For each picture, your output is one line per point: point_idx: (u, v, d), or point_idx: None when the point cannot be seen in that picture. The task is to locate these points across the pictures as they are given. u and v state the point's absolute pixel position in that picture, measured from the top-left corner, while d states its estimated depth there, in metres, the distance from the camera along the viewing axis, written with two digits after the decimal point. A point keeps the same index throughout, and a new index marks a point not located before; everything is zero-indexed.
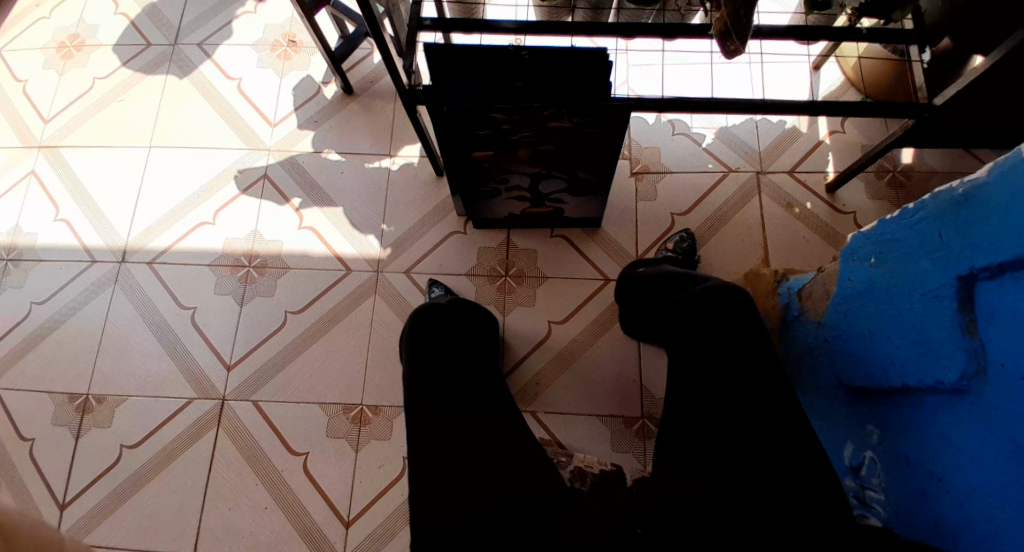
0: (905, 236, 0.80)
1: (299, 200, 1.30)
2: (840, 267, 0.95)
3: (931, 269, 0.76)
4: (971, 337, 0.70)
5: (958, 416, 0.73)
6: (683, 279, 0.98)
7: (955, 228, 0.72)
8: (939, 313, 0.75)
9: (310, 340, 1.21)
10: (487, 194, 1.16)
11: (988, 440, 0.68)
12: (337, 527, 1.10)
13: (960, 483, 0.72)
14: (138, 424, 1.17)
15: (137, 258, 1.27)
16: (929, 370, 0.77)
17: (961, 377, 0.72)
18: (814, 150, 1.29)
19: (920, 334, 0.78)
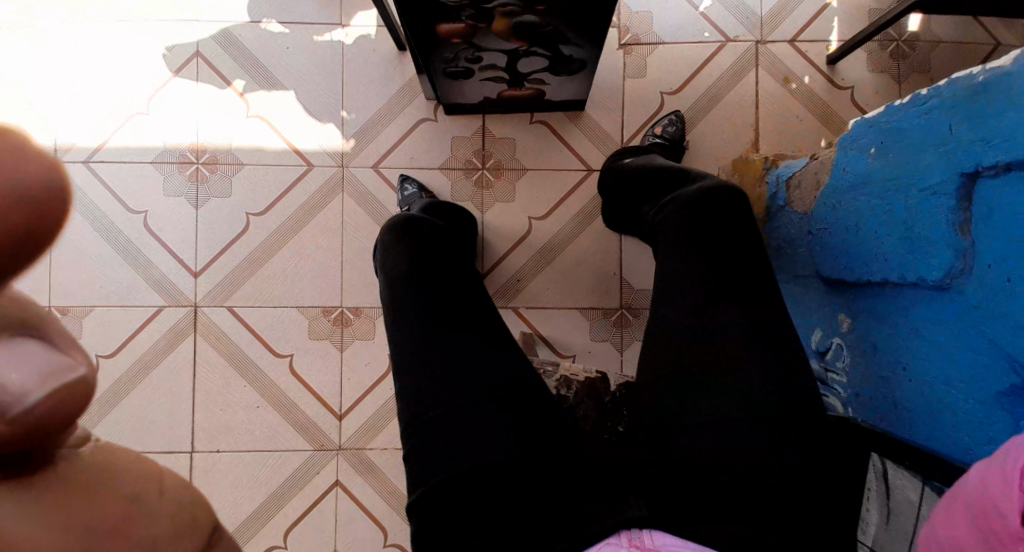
0: (910, 127, 0.71)
1: (242, 82, 1.14)
2: (834, 159, 0.84)
3: (932, 163, 0.67)
4: (962, 236, 0.64)
5: (936, 314, 0.68)
6: (667, 179, 0.89)
7: (968, 121, 0.63)
8: (932, 211, 0.67)
9: (279, 242, 1.14)
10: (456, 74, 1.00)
11: (962, 341, 0.64)
12: (331, 421, 1.11)
13: (925, 375, 0.70)
14: (111, 334, 1.12)
15: (73, 157, 1.14)
16: (912, 268, 0.70)
17: (945, 275, 0.66)
18: (819, 14, 1.16)
19: (910, 231, 0.70)
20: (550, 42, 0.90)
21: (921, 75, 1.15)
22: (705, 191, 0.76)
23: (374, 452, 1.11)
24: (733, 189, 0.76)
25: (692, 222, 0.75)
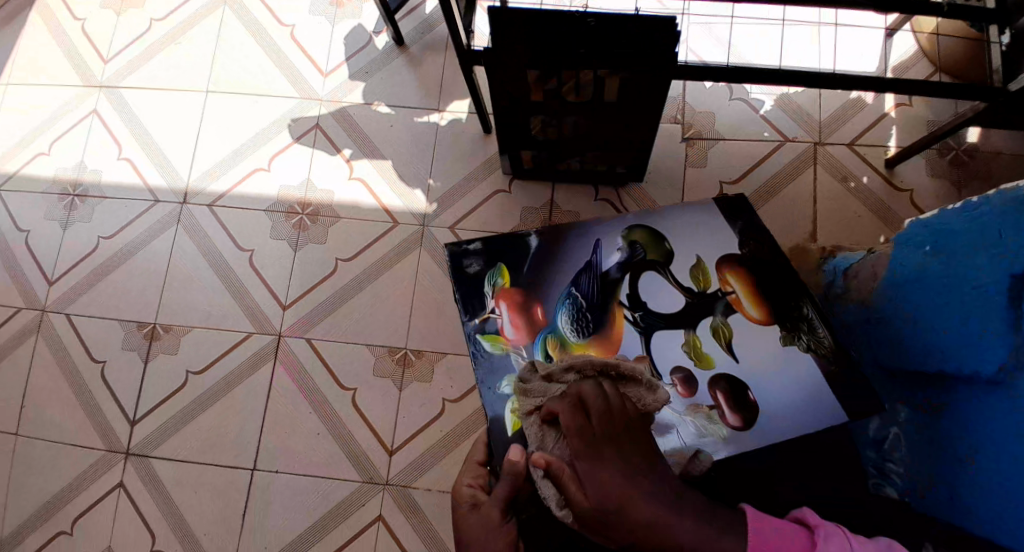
0: (963, 229, 0.82)
1: (349, 151, 1.34)
2: (893, 253, 0.95)
3: (987, 263, 0.77)
4: (1014, 334, 0.73)
5: (999, 406, 0.75)
6: (766, 313, 0.84)
7: (1018, 226, 0.74)
8: (985, 304, 0.77)
9: (359, 284, 1.26)
10: (489, 388, 0.80)
11: (1016, 423, 0.73)
12: (382, 456, 1.15)
13: (992, 467, 0.76)
14: (202, 353, 1.26)
15: (199, 200, 1.35)
16: (964, 361, 0.79)
17: (998, 370, 0.74)
18: (877, 123, 1.25)
19: (963, 322, 0.79)
20: (613, 149, 1.14)
21: (984, 181, 1.19)
22: (608, 344, 0.84)
23: (418, 493, 1.13)
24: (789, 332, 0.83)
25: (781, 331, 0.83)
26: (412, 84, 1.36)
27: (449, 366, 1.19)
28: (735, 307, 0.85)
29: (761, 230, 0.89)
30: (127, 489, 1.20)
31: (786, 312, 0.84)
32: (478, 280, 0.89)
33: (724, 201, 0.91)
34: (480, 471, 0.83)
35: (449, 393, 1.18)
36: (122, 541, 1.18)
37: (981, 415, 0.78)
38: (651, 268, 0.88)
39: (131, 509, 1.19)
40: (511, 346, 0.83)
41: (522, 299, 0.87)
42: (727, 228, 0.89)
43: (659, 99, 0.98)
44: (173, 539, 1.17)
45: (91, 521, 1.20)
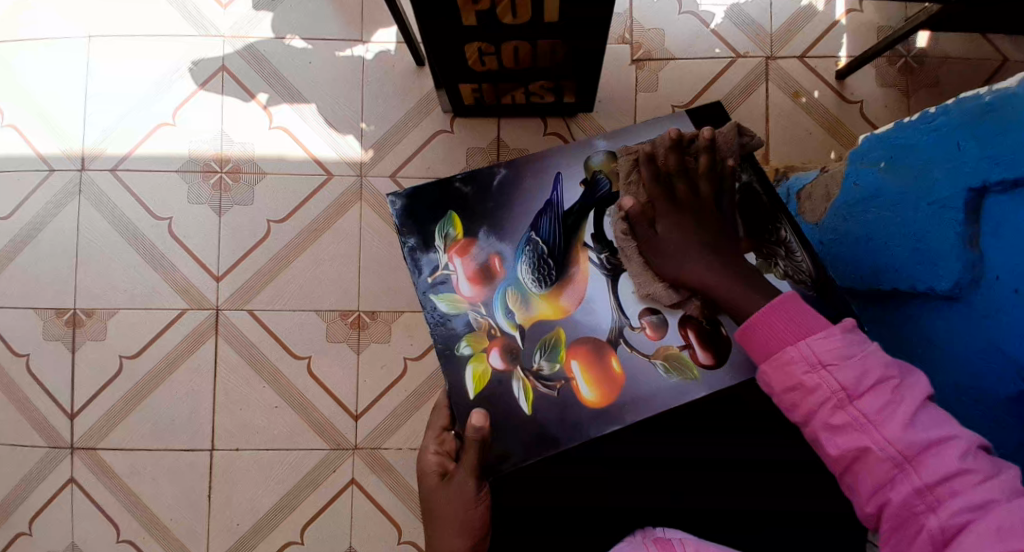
0: (920, 143, 0.81)
1: (265, 95, 1.19)
2: (846, 170, 0.94)
3: (943, 179, 0.76)
4: (970, 247, 0.73)
5: (952, 320, 0.77)
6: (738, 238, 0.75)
7: (976, 137, 0.72)
8: (941, 222, 0.76)
9: (298, 246, 1.17)
10: (447, 355, 0.76)
11: (971, 338, 0.75)
12: (346, 422, 1.13)
13: (948, 380, 0.80)
14: (136, 335, 1.17)
15: (100, 165, 1.19)
16: (923, 278, 0.80)
17: (953, 286, 0.75)
18: (829, 31, 1.19)
19: (920, 242, 0.80)
20: (559, 74, 1.01)
21: (931, 89, 1.18)
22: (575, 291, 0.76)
23: (388, 453, 1.12)
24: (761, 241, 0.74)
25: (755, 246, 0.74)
26: (327, 11, 1.20)
27: (406, 325, 1.15)
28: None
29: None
30: (80, 482, 1.15)
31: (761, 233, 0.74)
32: (429, 228, 0.81)
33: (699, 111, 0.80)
34: (444, 436, 0.83)
35: (409, 352, 1.14)
36: (85, 535, 1.15)
37: (940, 328, 0.80)
38: (620, 200, 0.78)
39: (90, 502, 1.15)
40: (471, 304, 0.77)
41: (479, 250, 0.79)
42: None
43: (601, 32, 0.88)
44: (139, 526, 1.14)
45: (47, 519, 1.16)
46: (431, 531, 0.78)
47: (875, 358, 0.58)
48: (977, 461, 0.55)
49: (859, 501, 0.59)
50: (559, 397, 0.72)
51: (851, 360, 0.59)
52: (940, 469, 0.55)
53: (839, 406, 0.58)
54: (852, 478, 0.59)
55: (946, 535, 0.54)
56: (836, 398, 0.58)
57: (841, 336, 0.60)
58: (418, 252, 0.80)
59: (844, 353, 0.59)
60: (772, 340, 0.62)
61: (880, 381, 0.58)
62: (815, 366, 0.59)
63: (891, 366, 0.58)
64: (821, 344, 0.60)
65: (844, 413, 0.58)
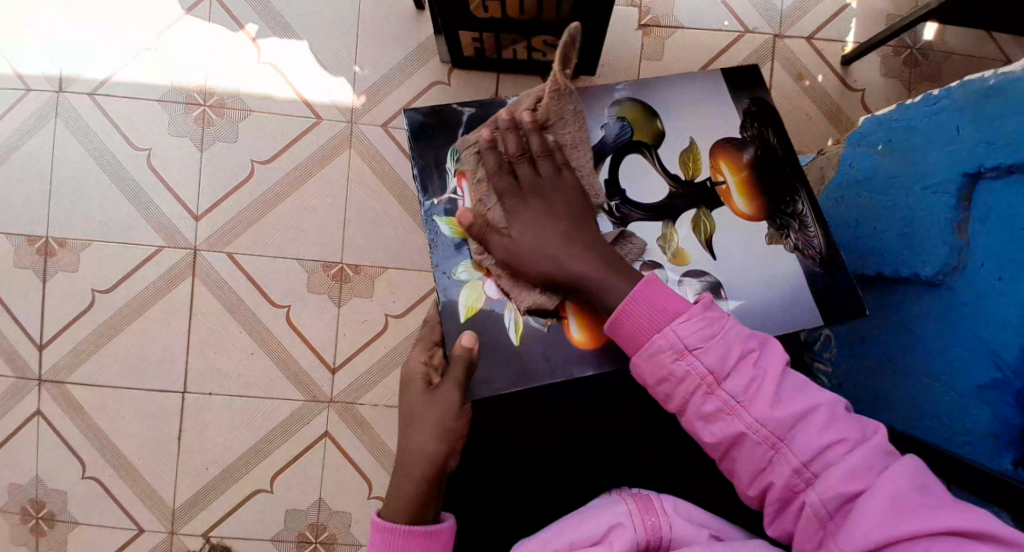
0: (920, 125, 0.82)
1: (255, 28, 1.13)
2: (843, 152, 0.95)
3: (939, 163, 0.79)
4: (959, 234, 0.76)
5: (929, 306, 0.80)
6: (754, 205, 0.78)
7: (978, 123, 0.75)
8: (933, 206, 0.79)
9: (283, 191, 1.13)
10: (444, 272, 0.75)
11: (947, 326, 0.77)
12: (323, 374, 1.13)
13: (913, 367, 0.82)
14: (109, 270, 1.14)
15: (77, 88, 1.14)
16: (908, 262, 0.81)
17: (937, 272, 0.77)
18: (838, 14, 1.18)
19: (911, 228, 0.81)
20: (563, 30, 0.97)
21: (931, 83, 1.17)
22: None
23: (364, 406, 1.12)
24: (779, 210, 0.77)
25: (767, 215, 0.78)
26: None
27: (390, 280, 1.13)
28: (722, 199, 0.78)
29: (767, 112, 0.81)
30: (47, 415, 1.13)
31: (777, 203, 0.78)
32: (441, 149, 0.79)
33: (730, 77, 0.82)
34: (434, 350, 0.84)
35: (391, 308, 1.13)
36: (50, 468, 1.13)
37: (916, 314, 0.82)
38: (636, 151, 0.80)
39: (56, 435, 1.13)
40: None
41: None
42: (730, 107, 0.81)
43: None
44: (106, 463, 1.13)
45: (11, 450, 1.14)
46: (402, 433, 0.77)
47: (735, 337, 0.60)
48: (847, 428, 0.57)
49: (744, 484, 0.61)
50: (549, 332, 0.73)
51: (713, 342, 0.60)
52: (812, 443, 0.57)
53: (709, 392, 0.60)
54: (734, 464, 0.61)
55: (829, 507, 0.55)
56: (706, 384, 0.60)
57: (699, 316, 0.61)
58: (425, 171, 0.79)
59: (707, 335, 0.60)
60: (645, 327, 0.63)
61: (743, 359, 0.60)
62: (682, 353, 0.60)
63: (749, 340, 0.61)
64: (685, 328, 0.61)
65: (714, 400, 0.59)
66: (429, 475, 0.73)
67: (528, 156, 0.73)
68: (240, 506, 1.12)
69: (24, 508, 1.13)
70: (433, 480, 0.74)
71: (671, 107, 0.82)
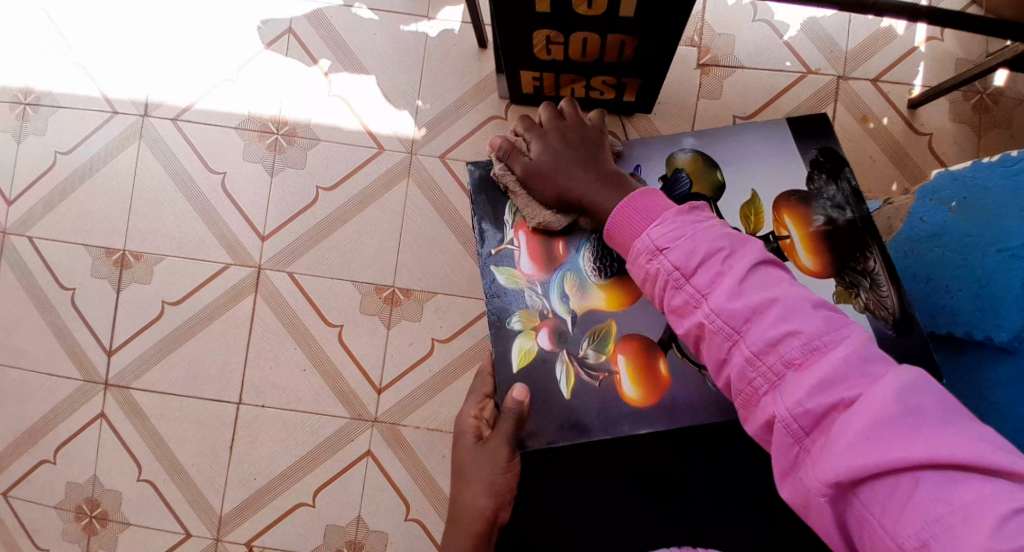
0: (996, 186, 0.80)
1: (326, 61, 1.20)
2: (911, 204, 0.90)
3: (1016, 227, 0.76)
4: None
5: (1005, 374, 0.76)
6: (820, 261, 0.77)
7: None
8: (1009, 270, 0.76)
9: (342, 216, 1.18)
10: (501, 323, 0.78)
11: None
12: (370, 394, 1.16)
13: None
14: (178, 283, 1.21)
15: (161, 113, 1.23)
16: (980, 326, 0.78)
17: (1013, 339, 0.74)
18: (905, 57, 1.15)
19: (983, 290, 0.78)
20: (624, 71, 0.99)
21: (1004, 130, 1.13)
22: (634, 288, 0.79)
23: (408, 429, 1.14)
24: (846, 265, 0.76)
25: (836, 270, 0.77)
26: None
27: (439, 305, 1.16)
28: (787, 254, 0.77)
29: (838, 161, 0.80)
30: (111, 417, 1.20)
31: (845, 259, 0.76)
32: (501, 201, 0.82)
33: (794, 124, 0.81)
34: (484, 403, 0.88)
35: (438, 333, 1.15)
36: (111, 467, 1.20)
37: (990, 380, 0.78)
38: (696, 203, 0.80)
39: (117, 438, 1.20)
40: (529, 281, 0.80)
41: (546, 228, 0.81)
42: (795, 160, 0.81)
43: (675, 34, 0.86)
44: (161, 467, 1.19)
45: (75, 448, 1.21)
46: (458, 484, 0.84)
47: (706, 238, 0.59)
48: (812, 323, 0.53)
49: (714, 376, 0.60)
50: (600, 387, 0.76)
51: (683, 242, 0.59)
52: (767, 334, 0.54)
53: (678, 288, 0.59)
54: (701, 353, 0.60)
55: (803, 424, 0.51)
56: (673, 280, 0.59)
57: (673, 220, 0.61)
58: (484, 219, 0.82)
59: (677, 237, 0.60)
60: (627, 239, 0.66)
61: (709, 258, 0.58)
62: (656, 253, 0.61)
63: (721, 240, 0.59)
64: (658, 232, 0.61)
65: (681, 294, 0.59)
66: (480, 528, 0.80)
67: (555, 102, 0.80)
68: (282, 518, 1.16)
69: (81, 504, 1.20)
70: (484, 533, 0.80)
71: (734, 159, 0.82)
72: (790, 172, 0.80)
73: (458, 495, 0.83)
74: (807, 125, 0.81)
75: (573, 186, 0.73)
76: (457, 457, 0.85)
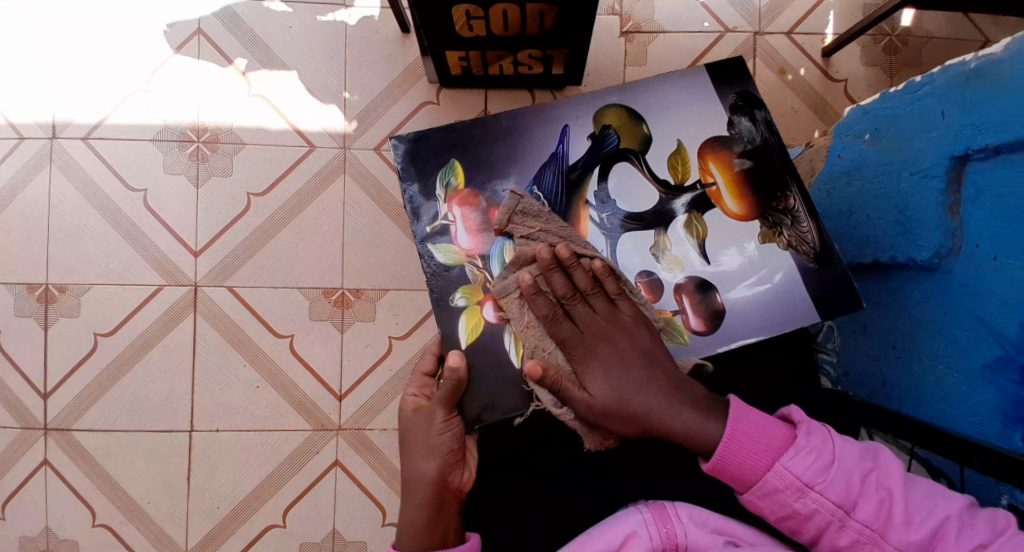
0: (903, 115, 0.83)
1: (243, 62, 1.15)
2: (831, 144, 0.96)
3: (925, 149, 0.79)
4: (951, 216, 0.76)
5: (930, 291, 0.80)
6: (744, 204, 0.78)
7: (961, 104, 0.75)
8: (926, 191, 0.79)
9: (278, 223, 1.13)
10: (444, 303, 0.77)
11: (949, 311, 0.77)
12: (331, 401, 1.12)
13: (915, 350, 0.83)
14: (109, 312, 1.13)
15: (69, 133, 1.14)
16: (903, 248, 0.82)
17: (935, 256, 0.78)
18: (815, 8, 1.20)
19: (903, 215, 0.82)
20: (549, 43, 0.98)
21: (912, 69, 1.19)
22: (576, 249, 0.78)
23: (374, 431, 1.11)
24: (770, 206, 0.78)
25: (759, 211, 0.78)
26: None
27: (392, 301, 1.13)
28: (713, 201, 0.79)
29: (755, 103, 0.81)
30: (54, 464, 1.12)
31: (767, 200, 0.78)
32: (429, 179, 0.81)
33: (712, 70, 0.82)
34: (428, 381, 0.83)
35: (395, 330, 1.13)
36: (60, 518, 1.11)
37: (917, 298, 0.82)
38: (624, 159, 0.81)
39: (65, 485, 1.12)
40: (468, 256, 0.78)
41: (480, 200, 0.80)
42: (716, 105, 0.81)
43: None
44: (116, 509, 1.11)
45: (18, 504, 1.12)
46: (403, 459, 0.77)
47: (850, 460, 0.62)
48: (977, 530, 0.60)
49: None
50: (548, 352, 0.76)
51: (831, 474, 0.62)
52: None
53: (841, 525, 0.62)
54: None
55: None
56: (836, 519, 0.62)
57: (809, 448, 0.63)
58: (416, 197, 0.80)
59: (825, 469, 0.62)
60: (745, 469, 0.65)
61: (865, 482, 0.62)
62: (804, 490, 0.62)
63: (865, 459, 0.63)
64: (797, 464, 0.62)
65: (849, 533, 0.62)
66: (429, 497, 0.73)
67: (580, 296, 0.73)
68: (254, 543, 1.11)
69: None
70: (433, 500, 0.73)
71: (657, 112, 0.82)
72: (713, 118, 0.81)
73: (404, 465, 0.76)
74: (723, 70, 0.82)
75: (644, 407, 0.70)
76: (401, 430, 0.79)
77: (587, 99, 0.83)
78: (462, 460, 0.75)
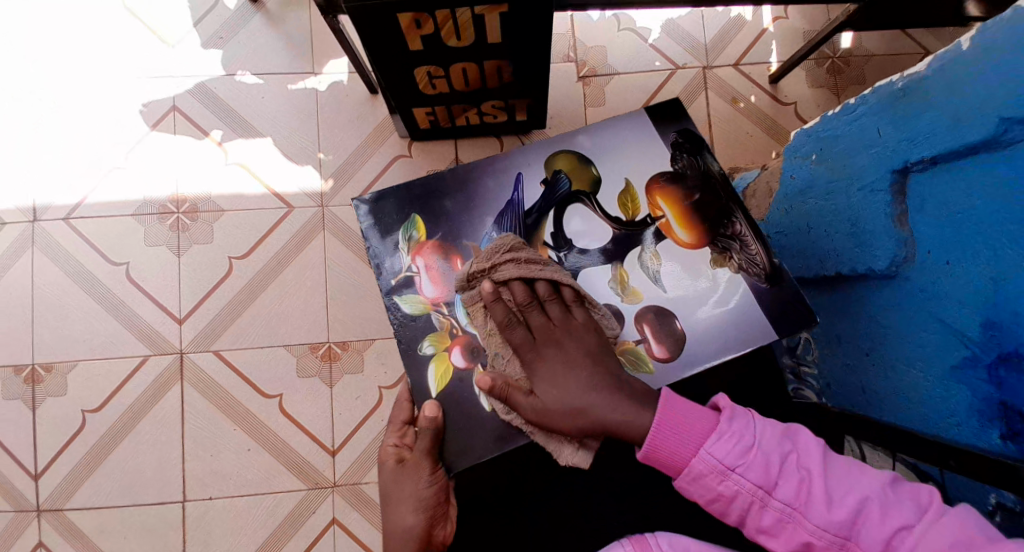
0: (844, 135, 0.88)
1: (218, 132, 1.19)
2: (783, 166, 1.02)
3: (868, 164, 0.84)
4: (900, 227, 0.80)
5: (893, 298, 0.83)
6: (694, 232, 0.82)
7: (894, 121, 0.80)
8: (875, 204, 0.83)
9: (261, 284, 1.16)
10: (411, 351, 0.78)
11: (911, 316, 0.80)
12: (324, 458, 1.11)
13: (886, 356, 0.85)
14: (97, 387, 1.13)
15: (52, 215, 1.17)
16: (862, 259, 0.86)
17: (891, 264, 0.81)
18: (758, 40, 1.28)
19: (857, 228, 0.86)
20: (508, 94, 1.04)
21: (856, 86, 1.26)
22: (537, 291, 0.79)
23: (370, 485, 1.11)
24: (717, 232, 0.81)
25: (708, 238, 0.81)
26: (277, 49, 1.22)
27: (379, 351, 1.14)
28: (664, 232, 0.82)
29: (695, 140, 0.85)
30: (48, 546, 1.09)
31: (715, 227, 0.81)
32: (393, 232, 0.84)
33: (653, 112, 0.87)
34: (405, 429, 0.83)
35: (384, 380, 1.14)
36: None
37: (881, 306, 0.85)
38: (578, 201, 0.84)
39: None
40: (434, 305, 0.80)
41: (442, 250, 0.82)
42: (659, 144, 0.86)
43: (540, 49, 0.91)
44: None
45: None
46: (386, 513, 0.79)
47: (771, 445, 0.64)
48: (902, 512, 0.60)
49: None
50: None
51: (750, 458, 0.63)
52: (876, 536, 0.60)
53: (763, 506, 0.63)
54: None
55: None
56: (757, 499, 0.63)
57: (729, 433, 0.64)
58: (381, 252, 0.83)
59: (744, 452, 0.63)
60: (673, 451, 0.66)
61: (784, 464, 0.63)
62: (726, 473, 0.64)
63: (785, 443, 0.64)
64: (720, 447, 0.64)
65: (769, 513, 0.63)
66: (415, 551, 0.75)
67: (537, 300, 0.77)
68: None
69: None
70: None
71: (606, 152, 0.86)
72: (657, 157, 0.85)
73: (386, 519, 0.79)
74: (663, 112, 0.87)
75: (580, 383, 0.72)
76: (383, 485, 0.80)
77: (539, 147, 0.87)
78: (445, 514, 0.78)
